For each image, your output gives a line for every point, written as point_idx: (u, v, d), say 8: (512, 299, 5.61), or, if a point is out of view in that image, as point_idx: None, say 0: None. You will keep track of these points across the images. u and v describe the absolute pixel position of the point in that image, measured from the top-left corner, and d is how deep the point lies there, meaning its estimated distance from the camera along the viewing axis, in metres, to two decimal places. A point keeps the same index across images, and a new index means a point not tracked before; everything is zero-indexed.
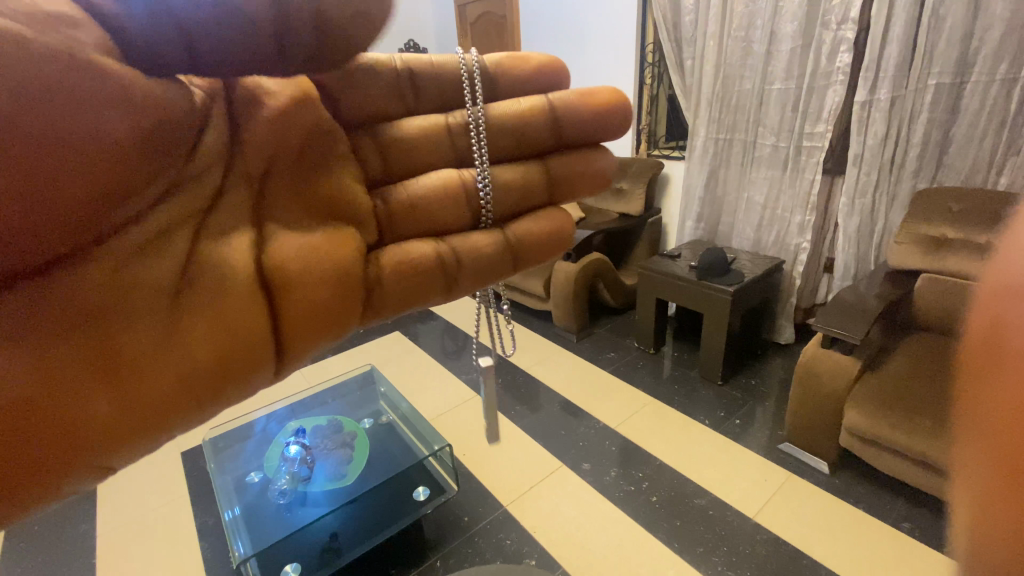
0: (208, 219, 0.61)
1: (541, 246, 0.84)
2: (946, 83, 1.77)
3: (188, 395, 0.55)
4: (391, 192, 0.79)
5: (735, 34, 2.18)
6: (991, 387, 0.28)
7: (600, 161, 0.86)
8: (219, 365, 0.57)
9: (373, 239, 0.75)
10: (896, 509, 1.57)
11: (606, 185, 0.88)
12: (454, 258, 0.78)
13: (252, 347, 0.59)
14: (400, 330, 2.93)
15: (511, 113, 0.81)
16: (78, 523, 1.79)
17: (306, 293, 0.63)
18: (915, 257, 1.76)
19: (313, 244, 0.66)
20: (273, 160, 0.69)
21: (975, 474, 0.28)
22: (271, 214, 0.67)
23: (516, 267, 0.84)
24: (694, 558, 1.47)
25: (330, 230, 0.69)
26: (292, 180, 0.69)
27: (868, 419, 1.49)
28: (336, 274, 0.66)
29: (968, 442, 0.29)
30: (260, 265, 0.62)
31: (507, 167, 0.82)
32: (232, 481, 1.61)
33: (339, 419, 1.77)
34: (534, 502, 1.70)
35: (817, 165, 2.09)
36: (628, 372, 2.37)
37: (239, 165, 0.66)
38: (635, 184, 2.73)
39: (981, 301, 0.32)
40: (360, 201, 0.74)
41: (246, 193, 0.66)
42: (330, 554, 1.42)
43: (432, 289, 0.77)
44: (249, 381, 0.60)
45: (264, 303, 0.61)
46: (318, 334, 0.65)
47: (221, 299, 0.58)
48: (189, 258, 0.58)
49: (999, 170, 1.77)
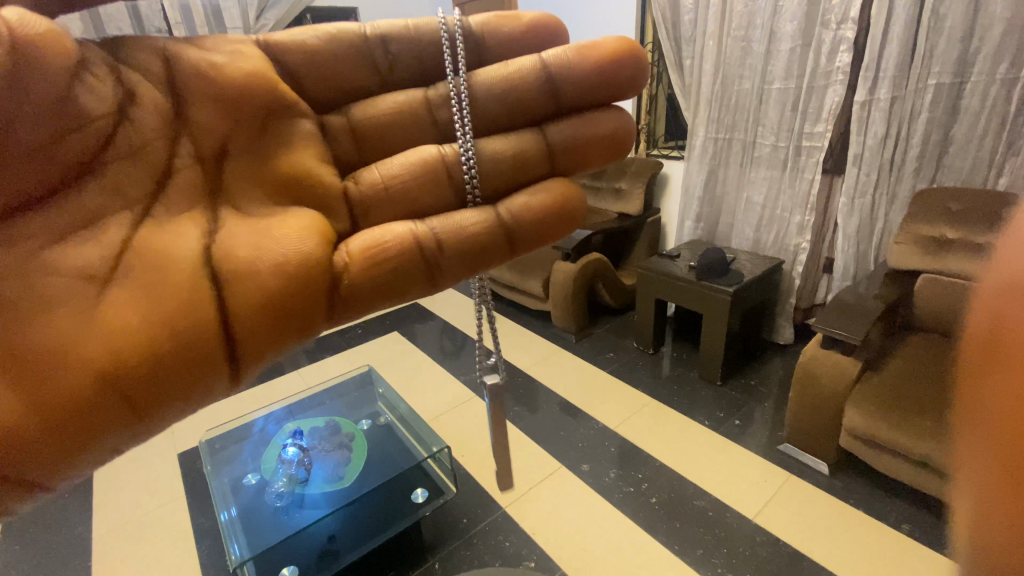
0: (158, 206, 0.69)
1: (538, 224, 0.77)
2: (946, 83, 1.77)
3: (145, 380, 0.61)
4: (363, 174, 0.81)
5: (734, 34, 2.17)
6: (993, 384, 0.27)
7: (601, 125, 0.80)
8: (171, 351, 0.63)
9: (345, 225, 0.79)
10: (896, 510, 1.56)
11: (611, 151, 0.82)
12: (433, 240, 0.74)
13: (202, 335, 0.65)
14: (398, 330, 2.92)
15: (497, 79, 0.81)
16: (73, 525, 1.78)
17: (256, 279, 0.68)
18: (915, 257, 1.74)
19: (266, 231, 0.71)
20: (227, 139, 0.75)
21: (977, 473, 0.27)
22: (226, 199, 0.74)
23: (510, 249, 0.77)
24: (693, 559, 1.47)
25: (285, 212, 0.74)
26: (246, 161, 0.76)
27: (868, 421, 1.48)
28: (292, 259, 0.69)
29: (969, 441, 0.28)
30: (206, 257, 0.67)
31: (497, 138, 0.81)
32: (229, 483, 1.59)
33: (336, 420, 1.76)
34: (532, 503, 1.70)
35: (817, 165, 2.09)
36: (627, 373, 2.36)
37: (188, 143, 0.72)
38: (634, 183, 2.71)
39: (982, 299, 0.32)
40: (327, 183, 0.78)
41: (198, 174, 0.73)
42: (327, 557, 1.40)
43: (407, 276, 0.73)
44: (203, 371, 0.66)
45: (213, 292, 0.66)
46: (274, 320, 0.68)
47: (164, 291, 0.64)
48: (135, 248, 0.65)
49: (999, 170, 1.77)
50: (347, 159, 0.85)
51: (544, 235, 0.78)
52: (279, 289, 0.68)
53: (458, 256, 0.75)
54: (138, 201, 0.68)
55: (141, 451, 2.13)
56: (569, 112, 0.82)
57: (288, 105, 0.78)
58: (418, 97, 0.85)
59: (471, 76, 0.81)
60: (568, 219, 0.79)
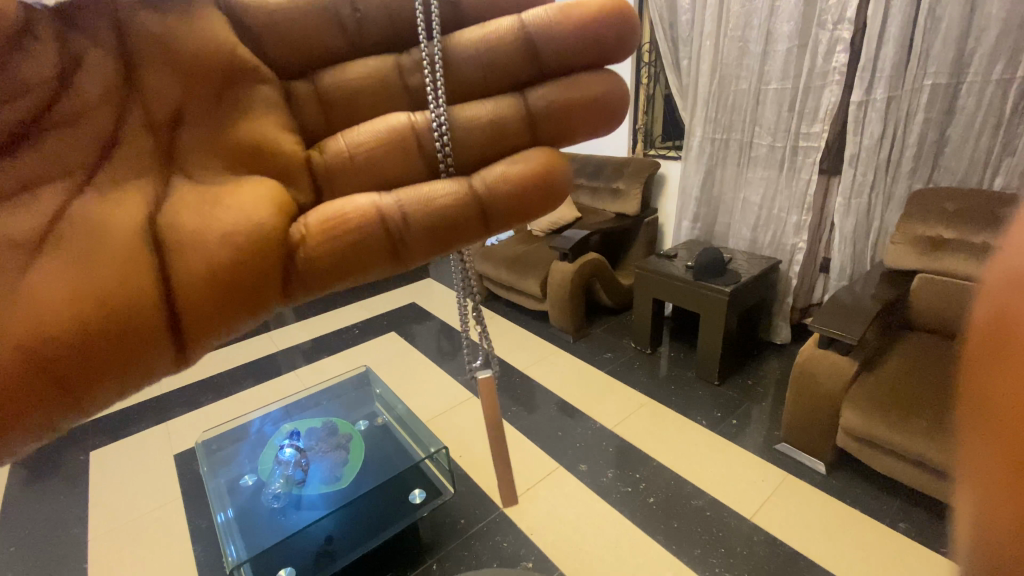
0: (102, 176, 0.66)
1: (517, 192, 0.66)
2: (942, 83, 1.77)
3: (78, 360, 0.59)
4: (328, 145, 0.75)
5: (731, 34, 2.18)
6: (1000, 382, 0.27)
7: (596, 82, 0.70)
8: (105, 329, 0.60)
9: (308, 196, 0.74)
10: (892, 509, 1.57)
11: (610, 113, 0.71)
12: (396, 212, 0.66)
13: (140, 310, 0.62)
14: (396, 330, 2.92)
15: (477, 42, 0.73)
16: (69, 527, 1.77)
17: (199, 250, 0.64)
18: (911, 257, 1.75)
19: (215, 202, 0.67)
20: (182, 105, 0.71)
21: (982, 472, 0.26)
22: (180, 169, 0.71)
23: (485, 221, 0.67)
24: (691, 559, 1.47)
25: (240, 180, 0.70)
26: (201, 129, 0.72)
27: (864, 420, 1.49)
28: (240, 231, 0.65)
29: (976, 438, 0.27)
30: (149, 231, 0.64)
31: (476, 103, 0.72)
32: (225, 484, 1.59)
33: (333, 421, 1.76)
34: (529, 503, 1.70)
35: (814, 165, 2.10)
36: (625, 373, 2.36)
37: (140, 111, 0.69)
38: (632, 184, 2.69)
39: (986, 294, 0.31)
40: (288, 152, 0.74)
41: (148, 142, 0.70)
42: (324, 558, 1.40)
43: (368, 250, 0.66)
44: (143, 351, 0.63)
45: (156, 268, 0.63)
46: (219, 296, 0.65)
47: (102, 267, 0.61)
48: (73, 219, 0.62)
49: (994, 171, 1.77)
50: (313, 130, 0.79)
51: (522, 209, 0.67)
52: (224, 262, 0.64)
53: (421, 230, 0.66)
54: (78, 168, 0.65)
55: (138, 451, 2.12)
56: (558, 73, 0.72)
57: (247, 67, 0.73)
58: (397, 74, 0.78)
59: (448, 38, 0.74)
60: (554, 191, 0.67)
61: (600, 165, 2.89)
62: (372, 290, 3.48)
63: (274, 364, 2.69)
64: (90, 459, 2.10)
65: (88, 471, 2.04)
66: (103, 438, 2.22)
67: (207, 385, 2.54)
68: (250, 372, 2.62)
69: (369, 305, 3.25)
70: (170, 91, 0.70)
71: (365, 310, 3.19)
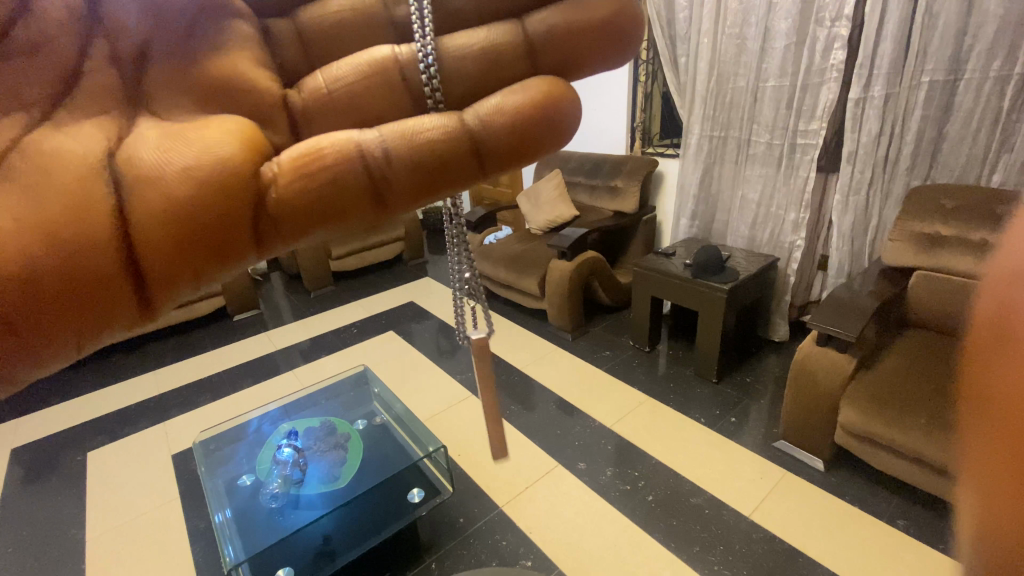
0: (59, 110, 0.61)
1: (511, 126, 0.58)
2: (940, 80, 1.77)
3: (30, 309, 0.53)
4: (308, 83, 0.68)
5: (729, 32, 2.17)
6: (1000, 373, 0.26)
7: (598, 4, 0.63)
8: (59, 276, 0.53)
9: (283, 139, 0.67)
10: (891, 506, 1.57)
11: (615, 36, 0.63)
12: (378, 150, 0.58)
13: (92, 250, 0.55)
14: (394, 330, 2.91)
15: None
16: (67, 528, 1.77)
17: (160, 188, 0.57)
18: (909, 254, 1.75)
19: (180, 137, 0.60)
20: (147, 41, 0.66)
21: (981, 467, 0.25)
22: (148, 104, 0.65)
23: (482, 160, 0.60)
24: (690, 557, 1.47)
25: (210, 117, 0.63)
26: (170, 64, 0.66)
27: (862, 418, 1.49)
28: (205, 168, 0.57)
29: (977, 432, 0.26)
30: (109, 167, 0.58)
31: (467, 34, 0.66)
32: (223, 484, 1.58)
33: (331, 421, 1.75)
34: (528, 502, 1.69)
35: (812, 162, 2.10)
36: (623, 371, 2.36)
37: (103, 45, 0.65)
38: (630, 182, 2.69)
39: (991, 289, 0.30)
40: (263, 89, 0.66)
41: (110, 76, 0.65)
42: (323, 558, 1.40)
43: (350, 193, 0.58)
44: (113, 304, 0.57)
45: (114, 208, 0.56)
46: (180, 239, 0.57)
47: (55, 205, 0.54)
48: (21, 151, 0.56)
49: (992, 167, 1.77)
50: (294, 69, 0.72)
51: (520, 148, 0.60)
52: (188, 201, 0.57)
53: (405, 170, 0.58)
54: (35, 104, 0.60)
55: (135, 452, 2.12)
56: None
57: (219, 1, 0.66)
58: (389, 32, 0.71)
59: None
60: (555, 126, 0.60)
61: (598, 163, 2.89)
62: (369, 290, 3.47)
63: (271, 364, 2.68)
64: (87, 460, 2.09)
65: (85, 472, 2.03)
66: (100, 439, 2.21)
67: (205, 386, 2.54)
68: (248, 372, 2.61)
69: (367, 305, 3.24)
70: (136, 22, 0.66)
71: (362, 310, 3.18)
